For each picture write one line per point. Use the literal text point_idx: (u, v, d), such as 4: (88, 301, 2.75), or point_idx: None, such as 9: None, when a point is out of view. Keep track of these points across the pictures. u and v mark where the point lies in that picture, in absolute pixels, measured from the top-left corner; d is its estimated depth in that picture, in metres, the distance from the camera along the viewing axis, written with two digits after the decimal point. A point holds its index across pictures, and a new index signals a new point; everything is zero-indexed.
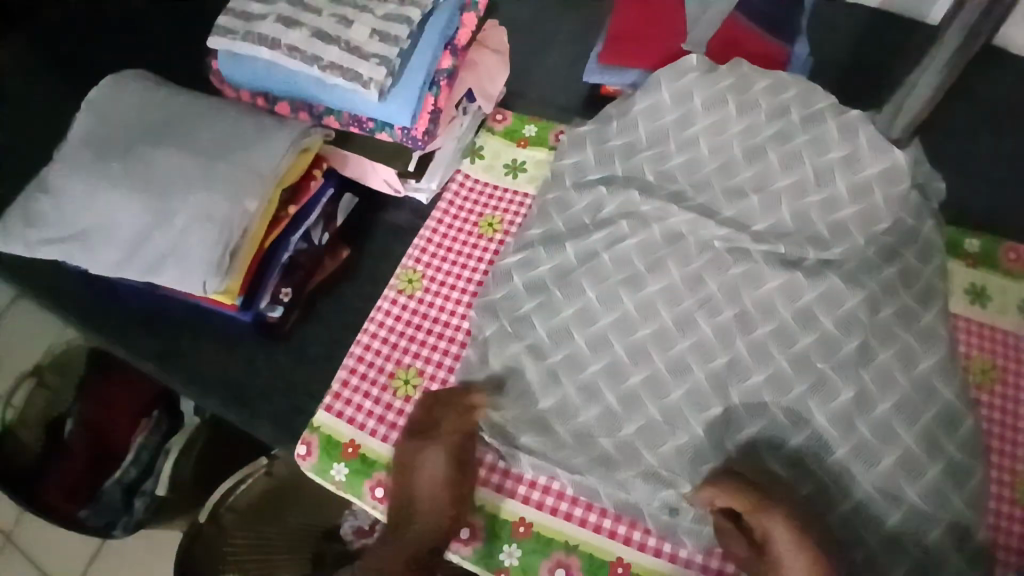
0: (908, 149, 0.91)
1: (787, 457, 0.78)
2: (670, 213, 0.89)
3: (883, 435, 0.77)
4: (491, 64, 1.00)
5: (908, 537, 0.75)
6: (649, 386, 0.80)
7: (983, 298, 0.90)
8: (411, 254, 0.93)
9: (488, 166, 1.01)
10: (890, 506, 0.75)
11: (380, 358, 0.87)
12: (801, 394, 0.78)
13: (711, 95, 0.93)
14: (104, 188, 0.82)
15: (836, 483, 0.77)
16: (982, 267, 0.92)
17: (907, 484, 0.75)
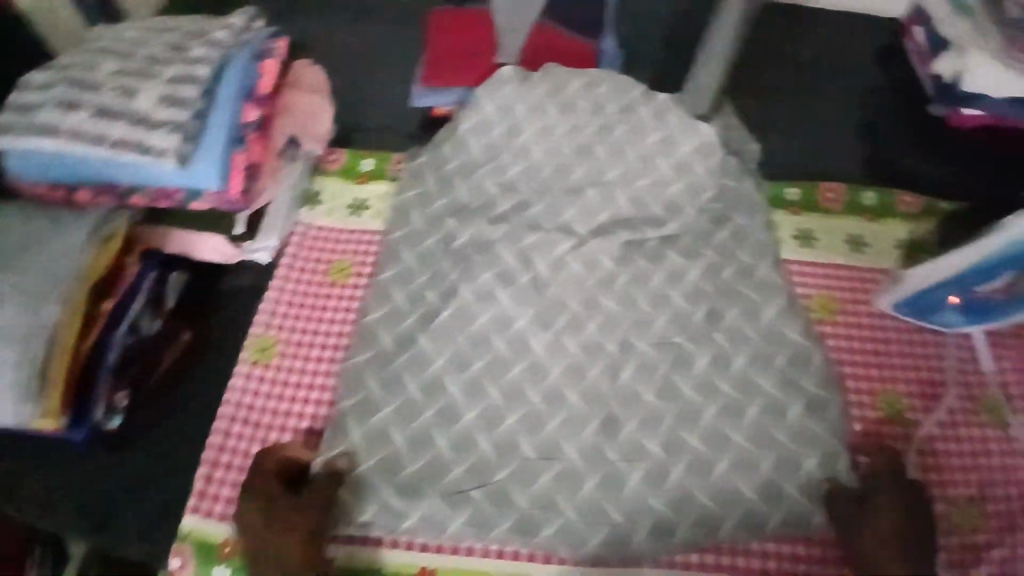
0: (714, 122, 0.98)
1: (665, 433, 0.81)
2: (523, 235, 0.92)
3: (745, 388, 0.83)
4: (312, 106, 0.95)
5: (784, 478, 0.79)
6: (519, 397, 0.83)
7: (809, 241, 0.95)
8: (260, 320, 0.87)
9: (329, 210, 0.95)
10: (763, 455, 0.80)
11: (244, 440, 0.81)
12: (666, 370, 0.84)
13: (531, 101, 0.95)
14: None
15: (715, 447, 0.80)
16: (805, 213, 0.98)
17: (773, 428, 0.81)
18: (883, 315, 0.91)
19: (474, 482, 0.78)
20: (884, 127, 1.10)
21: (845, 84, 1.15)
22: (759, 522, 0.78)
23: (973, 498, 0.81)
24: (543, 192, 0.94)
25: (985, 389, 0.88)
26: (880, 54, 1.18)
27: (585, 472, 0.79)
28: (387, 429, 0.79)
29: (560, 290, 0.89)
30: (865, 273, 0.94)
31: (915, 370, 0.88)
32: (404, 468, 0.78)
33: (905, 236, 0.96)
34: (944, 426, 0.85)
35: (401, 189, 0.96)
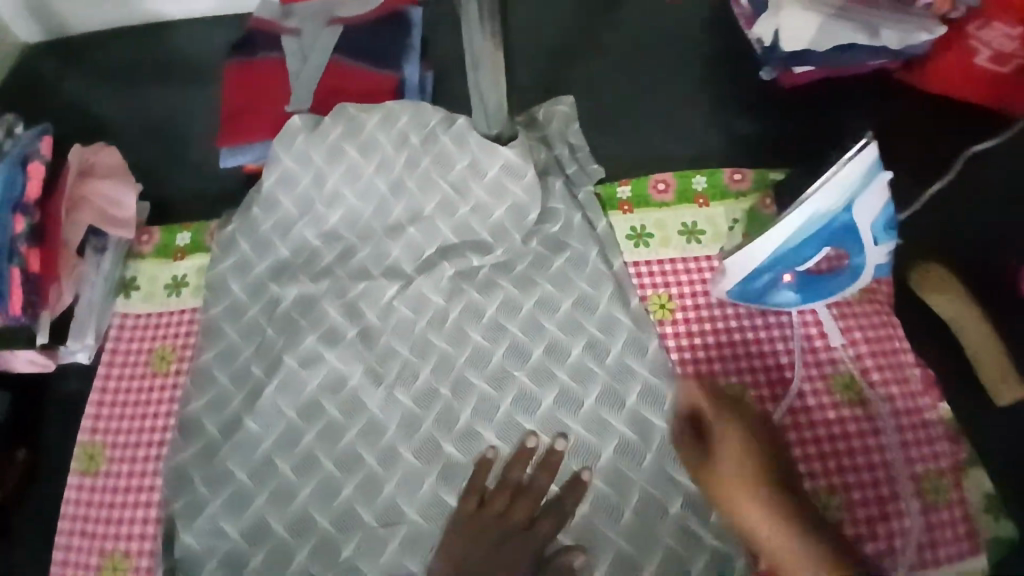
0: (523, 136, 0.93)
1: (511, 475, 0.78)
2: (349, 287, 0.88)
3: (595, 428, 0.80)
4: (108, 190, 0.91)
5: (644, 509, 0.77)
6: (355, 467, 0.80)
7: (643, 238, 0.94)
8: (83, 428, 0.85)
9: (146, 294, 0.93)
10: (620, 491, 0.78)
11: (82, 553, 0.79)
12: (507, 407, 0.82)
13: (327, 148, 0.92)
14: None
15: (567, 487, 0.78)
16: (637, 209, 0.96)
17: (629, 471, 0.79)
18: (722, 303, 0.89)
19: (324, 564, 0.76)
20: (718, 99, 1.07)
21: (672, 57, 1.11)
22: (625, 560, 0.76)
23: (832, 485, 0.80)
24: (361, 242, 0.90)
25: (838, 366, 0.85)
26: (709, 18, 1.14)
27: (430, 532, 0.76)
28: (228, 527, 0.77)
29: (390, 338, 0.86)
30: (702, 263, 0.92)
31: (761, 358, 0.86)
32: (246, 560, 0.76)
33: (740, 215, 0.94)
34: (797, 412, 0.83)
35: (218, 260, 0.92)
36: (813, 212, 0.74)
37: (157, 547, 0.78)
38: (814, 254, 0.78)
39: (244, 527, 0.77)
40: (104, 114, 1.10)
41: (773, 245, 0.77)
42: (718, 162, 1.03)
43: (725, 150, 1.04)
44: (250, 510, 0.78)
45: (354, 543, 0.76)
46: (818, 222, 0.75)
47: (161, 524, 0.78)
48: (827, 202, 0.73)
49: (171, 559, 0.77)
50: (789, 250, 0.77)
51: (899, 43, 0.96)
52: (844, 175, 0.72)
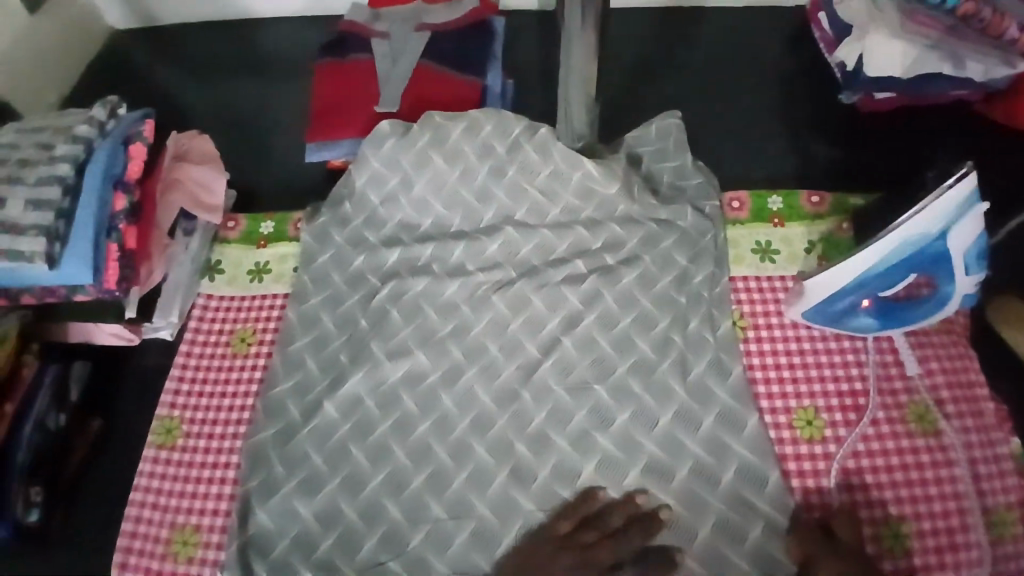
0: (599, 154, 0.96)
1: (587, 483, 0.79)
2: (443, 287, 0.91)
3: (670, 445, 0.81)
4: (200, 177, 0.95)
5: (714, 525, 0.77)
6: (430, 477, 0.80)
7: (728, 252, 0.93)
8: (164, 402, 0.88)
9: (229, 278, 0.96)
10: (690, 506, 0.78)
11: (153, 524, 0.81)
12: (582, 418, 0.82)
13: (416, 152, 0.94)
14: None
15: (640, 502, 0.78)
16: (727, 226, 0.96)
17: (702, 487, 0.79)
18: (795, 323, 0.89)
19: (392, 554, 0.76)
20: (797, 124, 1.08)
21: (749, 77, 1.13)
22: None
23: (905, 519, 0.78)
24: (442, 243, 0.93)
25: (913, 395, 0.84)
26: (787, 48, 1.15)
27: (499, 530, 0.77)
28: (302, 517, 0.78)
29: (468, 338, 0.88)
30: (777, 283, 0.92)
31: (834, 382, 0.85)
32: (316, 544, 0.77)
33: (817, 236, 0.94)
34: (870, 439, 0.82)
35: (311, 255, 0.95)
36: (904, 237, 0.75)
37: (230, 523, 0.79)
38: (902, 279, 0.79)
39: (318, 515, 0.78)
40: (199, 101, 1.16)
41: (865, 267, 0.78)
42: (794, 184, 1.03)
43: (801, 174, 1.04)
44: (325, 497, 0.79)
45: (422, 536, 0.77)
46: (911, 247, 0.76)
47: (236, 501, 0.80)
48: (923, 230, 0.75)
49: (239, 535, 0.78)
50: (872, 268, 0.78)
51: (982, 75, 0.96)
52: (941, 200, 0.73)
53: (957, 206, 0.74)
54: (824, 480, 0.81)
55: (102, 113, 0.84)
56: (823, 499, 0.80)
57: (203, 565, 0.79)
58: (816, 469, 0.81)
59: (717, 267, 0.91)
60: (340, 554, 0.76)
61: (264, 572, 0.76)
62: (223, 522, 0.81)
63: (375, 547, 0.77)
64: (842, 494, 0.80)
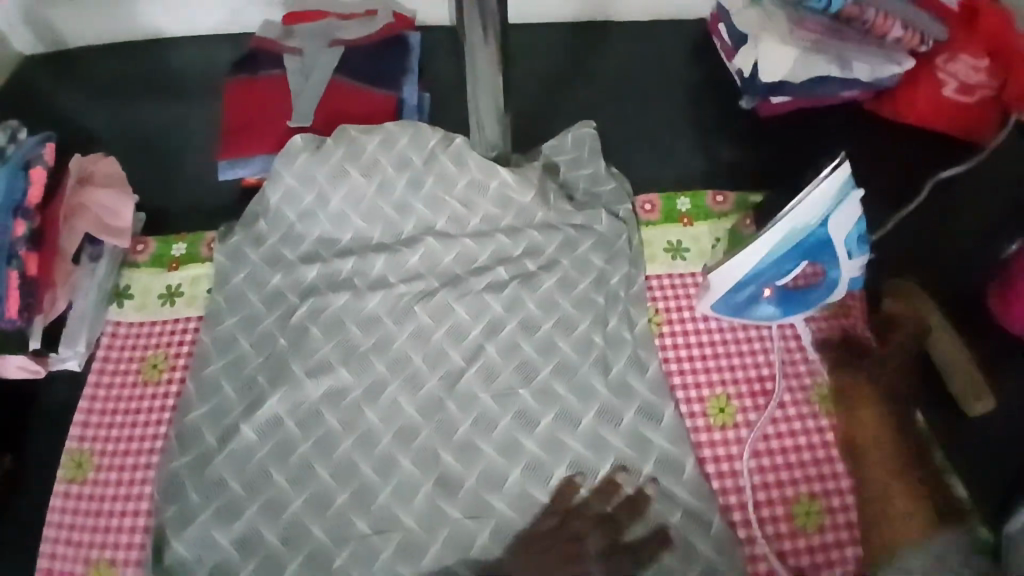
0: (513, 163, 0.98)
1: (513, 487, 0.80)
2: (365, 301, 0.91)
3: (594, 444, 0.82)
4: (107, 200, 0.92)
5: (640, 519, 0.79)
6: (356, 494, 0.79)
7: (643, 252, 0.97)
8: (73, 435, 0.84)
9: (140, 304, 0.93)
10: (615, 503, 0.80)
11: (66, 561, 0.78)
12: (508, 423, 0.83)
13: (331, 168, 0.94)
14: None
15: (566, 502, 0.79)
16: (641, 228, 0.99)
17: (625, 483, 0.80)
18: (706, 317, 0.93)
19: (317, 574, 0.75)
20: (705, 128, 1.12)
21: (660, 84, 1.17)
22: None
23: (813, 495, 0.82)
24: (362, 257, 0.93)
25: (815, 377, 0.89)
26: (691, 57, 1.20)
27: (426, 538, 0.77)
28: (221, 545, 0.76)
29: (391, 352, 0.88)
30: (689, 279, 0.95)
31: (743, 369, 0.90)
32: (238, 571, 0.75)
33: (724, 233, 0.98)
34: (779, 421, 0.86)
35: (228, 276, 0.94)
36: (787, 229, 0.80)
37: (146, 556, 0.76)
38: (795, 268, 0.84)
39: (239, 542, 0.76)
40: (105, 124, 1.12)
41: (756, 261, 0.83)
42: (703, 184, 1.06)
43: (710, 174, 1.08)
44: (247, 522, 0.77)
45: (348, 553, 0.76)
46: (795, 239, 0.81)
47: (152, 532, 0.77)
48: (805, 222, 0.80)
49: (155, 567, 0.75)
50: (763, 263, 0.83)
51: (870, 75, 1.03)
52: (814, 193, 0.79)
53: (830, 197, 0.79)
54: (739, 464, 0.84)
55: (1, 139, 0.84)
56: (738, 483, 0.83)
57: None
58: (730, 453, 0.85)
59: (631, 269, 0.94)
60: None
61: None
62: (139, 555, 0.78)
63: (297, 565, 0.76)
64: (755, 475, 0.84)
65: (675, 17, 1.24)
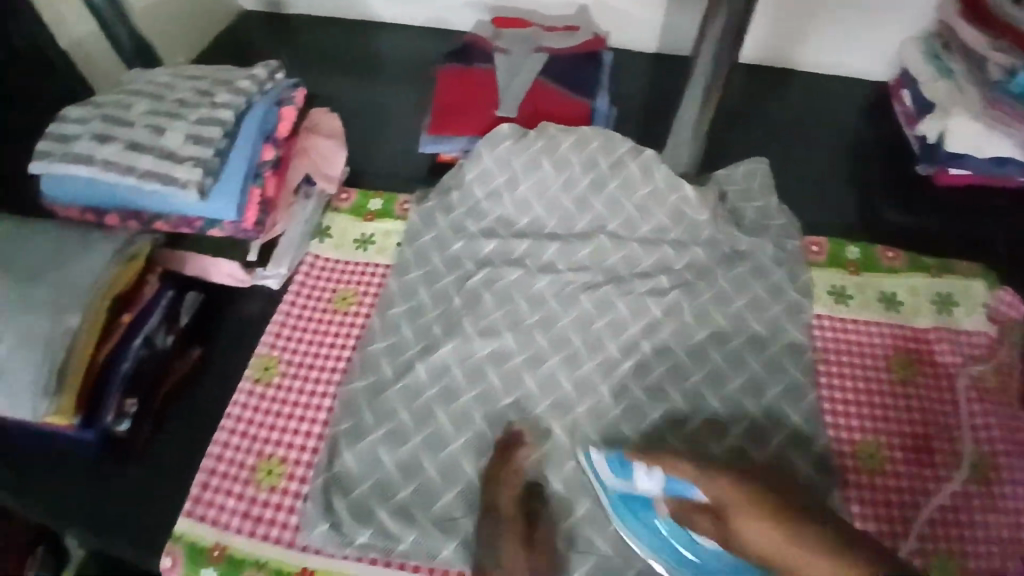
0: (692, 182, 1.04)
1: None
2: (534, 280, 0.98)
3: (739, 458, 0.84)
4: (324, 149, 1.07)
5: None
6: (509, 452, 0.85)
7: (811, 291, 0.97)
8: (265, 342, 0.96)
9: (337, 243, 1.06)
10: None
11: (241, 451, 0.87)
12: (656, 421, 0.86)
13: (528, 156, 1.03)
14: None
15: None
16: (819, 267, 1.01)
17: None
18: (866, 366, 0.93)
19: (466, 511, 0.82)
20: (870, 186, 1.16)
21: (827, 141, 1.22)
22: None
23: (955, 553, 0.81)
24: (536, 241, 1.00)
25: (967, 446, 0.88)
26: (861, 120, 1.25)
27: (568, 503, 0.82)
28: (384, 468, 0.85)
29: (548, 332, 0.94)
30: (852, 325, 0.97)
31: (898, 423, 0.89)
32: (394, 490, 0.84)
33: (890, 288, 1.00)
34: (927, 480, 0.86)
35: (417, 235, 1.04)
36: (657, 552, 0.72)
37: (318, 458, 0.86)
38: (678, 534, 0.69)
39: (398, 468, 0.85)
40: (322, 87, 1.28)
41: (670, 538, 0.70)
42: (865, 237, 1.09)
43: (871, 229, 1.10)
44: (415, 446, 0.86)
45: None
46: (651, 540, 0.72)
47: (326, 441, 0.87)
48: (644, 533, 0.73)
49: (323, 469, 0.85)
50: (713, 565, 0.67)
51: None
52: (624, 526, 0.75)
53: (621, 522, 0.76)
54: (901, 525, 0.83)
55: (264, 74, 0.94)
56: (892, 547, 0.81)
57: (285, 495, 0.85)
58: (887, 501, 0.84)
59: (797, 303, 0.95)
60: (415, 503, 0.83)
61: (342, 508, 0.82)
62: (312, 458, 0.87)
63: (447, 497, 0.83)
64: (917, 536, 0.82)
65: (852, 80, 1.31)
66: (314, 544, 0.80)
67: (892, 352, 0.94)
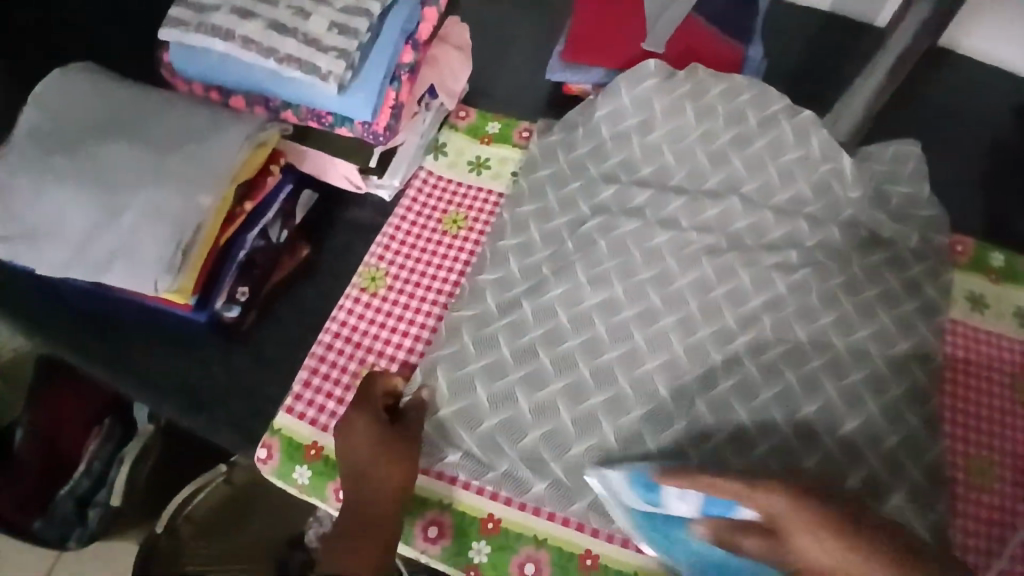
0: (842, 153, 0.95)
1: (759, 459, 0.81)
2: (654, 234, 0.92)
3: (849, 452, 0.81)
4: (451, 61, 1.02)
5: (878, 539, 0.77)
6: (610, 407, 0.83)
7: (947, 294, 0.92)
8: (373, 253, 0.95)
9: (452, 163, 1.03)
10: None
11: (343, 357, 0.87)
12: (769, 399, 0.83)
13: (671, 100, 0.96)
14: (59, 183, 0.75)
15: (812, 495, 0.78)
16: (972, 272, 0.97)
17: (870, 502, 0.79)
18: (995, 380, 0.90)
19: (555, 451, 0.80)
20: (1016, 191, 1.09)
21: (975, 136, 1.14)
22: None
23: None
24: (660, 192, 0.94)
25: None
26: (1015, 120, 1.17)
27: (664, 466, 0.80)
28: (480, 401, 0.82)
29: (659, 289, 0.89)
30: (983, 335, 0.93)
31: (1018, 443, 0.87)
32: (481, 419, 0.82)
33: None
34: None
35: (536, 168, 1.00)
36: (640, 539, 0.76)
37: (414, 377, 0.85)
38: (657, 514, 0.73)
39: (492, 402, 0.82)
40: None
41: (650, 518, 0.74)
42: (1006, 245, 1.03)
43: (1011, 238, 1.05)
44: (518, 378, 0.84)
45: (586, 448, 0.80)
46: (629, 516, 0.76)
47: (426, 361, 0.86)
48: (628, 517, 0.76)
49: (414, 391, 0.84)
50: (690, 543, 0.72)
51: None
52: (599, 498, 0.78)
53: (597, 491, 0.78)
54: (1000, 544, 0.81)
55: None
56: (986, 563, 0.80)
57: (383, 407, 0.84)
58: (991, 518, 0.83)
59: (930, 303, 0.90)
60: (504, 437, 0.81)
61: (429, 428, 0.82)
62: (404, 381, 0.86)
63: (536, 436, 0.81)
64: (1015, 557, 0.80)
65: (1010, 74, 1.21)
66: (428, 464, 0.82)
67: (1019, 371, 0.91)
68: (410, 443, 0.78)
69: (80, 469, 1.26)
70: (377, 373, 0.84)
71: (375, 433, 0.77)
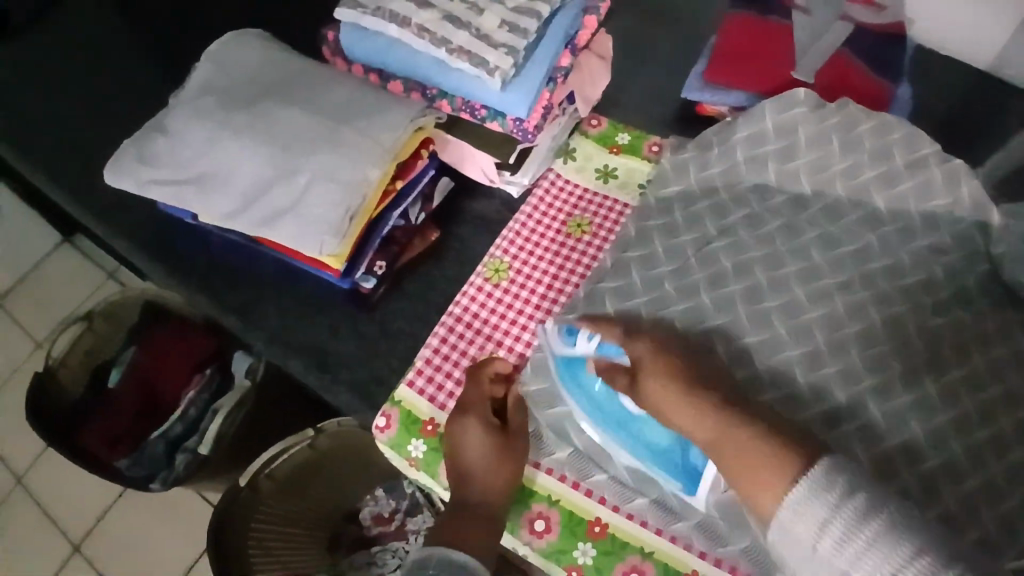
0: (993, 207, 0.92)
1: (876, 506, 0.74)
2: (785, 263, 0.89)
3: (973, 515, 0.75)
4: (593, 70, 1.03)
5: None
6: None
7: None
8: (498, 246, 0.97)
9: (580, 168, 1.05)
10: None
11: (464, 341, 0.89)
12: (894, 446, 0.78)
13: (815, 135, 0.96)
14: (238, 138, 0.80)
15: None
16: None
17: None
18: None
19: None
20: None
21: None
22: None
23: None
24: (792, 222, 0.92)
25: None
26: None
27: None
28: None
29: (776, 317, 0.85)
30: None
31: None
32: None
33: None
34: None
35: (664, 185, 1.00)
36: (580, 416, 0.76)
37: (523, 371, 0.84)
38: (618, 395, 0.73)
39: None
40: None
41: (598, 394, 0.75)
42: None
43: None
44: None
45: None
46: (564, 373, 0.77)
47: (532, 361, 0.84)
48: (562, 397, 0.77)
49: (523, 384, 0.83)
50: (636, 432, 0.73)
51: None
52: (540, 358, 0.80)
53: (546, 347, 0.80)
54: None
55: None
56: None
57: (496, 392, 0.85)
58: None
59: None
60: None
61: (545, 430, 0.81)
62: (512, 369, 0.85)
63: None
64: None
65: None
66: (542, 461, 0.81)
67: None
68: (517, 444, 0.80)
69: (176, 415, 1.35)
70: (487, 363, 0.85)
71: (487, 440, 0.78)
